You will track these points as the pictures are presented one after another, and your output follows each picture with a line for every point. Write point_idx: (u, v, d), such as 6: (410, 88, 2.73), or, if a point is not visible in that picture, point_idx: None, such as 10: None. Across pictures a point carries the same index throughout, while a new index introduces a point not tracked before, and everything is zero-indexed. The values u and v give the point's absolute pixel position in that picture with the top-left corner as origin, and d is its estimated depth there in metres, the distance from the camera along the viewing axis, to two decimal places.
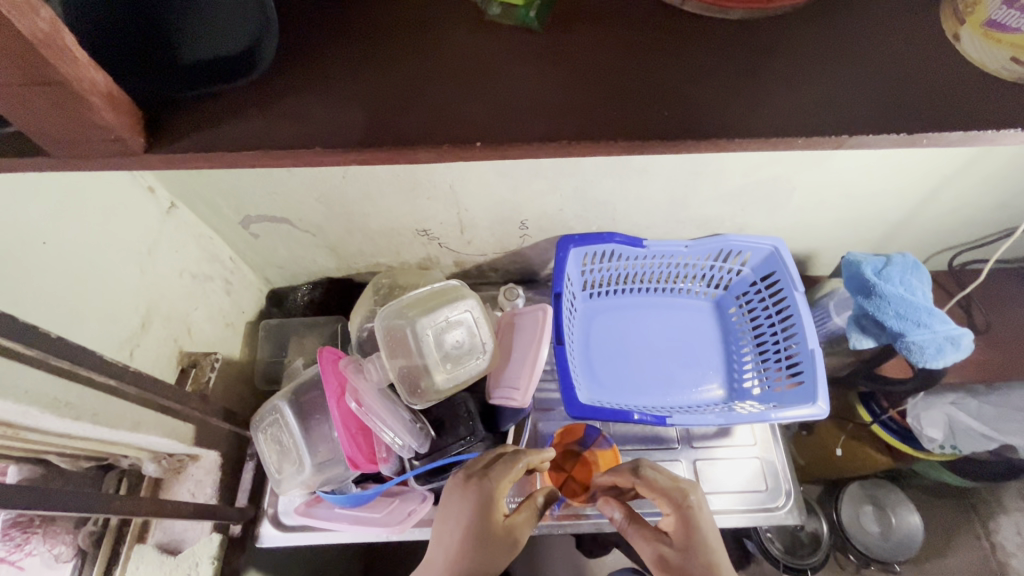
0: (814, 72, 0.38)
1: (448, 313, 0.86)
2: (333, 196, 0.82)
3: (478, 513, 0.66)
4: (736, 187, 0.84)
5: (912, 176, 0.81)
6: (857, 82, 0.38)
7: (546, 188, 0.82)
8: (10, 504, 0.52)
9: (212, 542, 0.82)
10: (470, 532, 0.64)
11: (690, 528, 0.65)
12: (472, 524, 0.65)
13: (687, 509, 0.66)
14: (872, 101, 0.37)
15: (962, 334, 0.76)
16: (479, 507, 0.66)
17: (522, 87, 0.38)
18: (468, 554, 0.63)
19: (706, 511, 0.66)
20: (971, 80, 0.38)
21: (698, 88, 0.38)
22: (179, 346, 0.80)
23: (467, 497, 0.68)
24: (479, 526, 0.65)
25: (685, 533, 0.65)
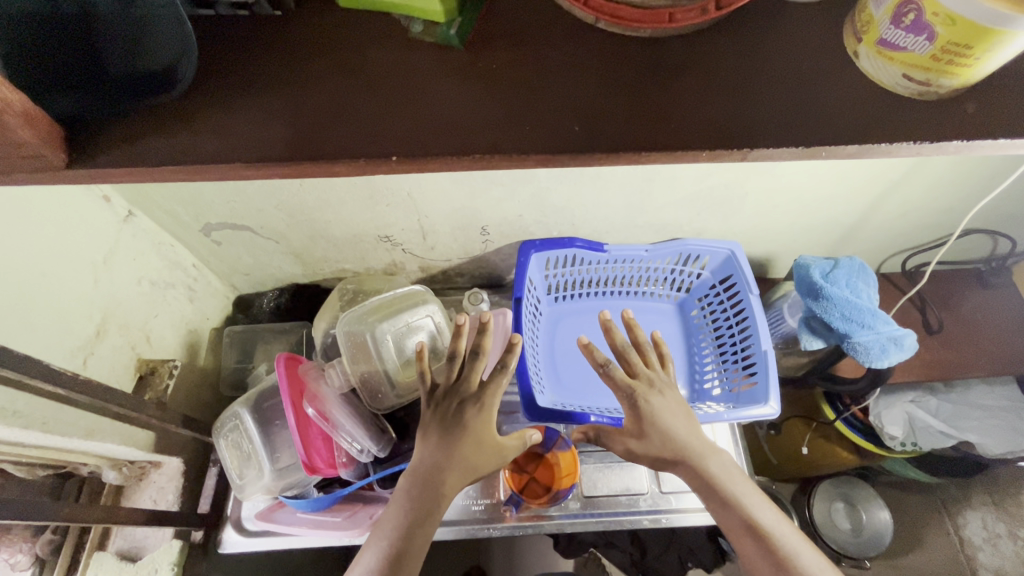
0: (721, 88, 0.40)
1: (410, 317, 0.88)
2: (292, 203, 0.83)
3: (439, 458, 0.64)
4: (691, 193, 0.86)
5: (859, 181, 0.83)
6: (761, 95, 0.40)
7: (503, 194, 0.84)
8: None
9: (172, 548, 0.83)
10: (429, 481, 0.63)
11: (647, 420, 0.66)
12: (432, 471, 0.63)
13: (643, 406, 0.66)
14: (775, 113, 0.39)
15: (904, 334, 0.79)
16: (441, 452, 0.64)
17: (440, 102, 0.39)
18: (427, 505, 0.62)
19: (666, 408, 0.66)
20: (867, 95, 0.40)
21: (605, 103, 0.39)
22: (137, 354, 0.81)
23: (430, 439, 0.65)
24: (439, 475, 0.63)
25: (640, 425, 0.67)
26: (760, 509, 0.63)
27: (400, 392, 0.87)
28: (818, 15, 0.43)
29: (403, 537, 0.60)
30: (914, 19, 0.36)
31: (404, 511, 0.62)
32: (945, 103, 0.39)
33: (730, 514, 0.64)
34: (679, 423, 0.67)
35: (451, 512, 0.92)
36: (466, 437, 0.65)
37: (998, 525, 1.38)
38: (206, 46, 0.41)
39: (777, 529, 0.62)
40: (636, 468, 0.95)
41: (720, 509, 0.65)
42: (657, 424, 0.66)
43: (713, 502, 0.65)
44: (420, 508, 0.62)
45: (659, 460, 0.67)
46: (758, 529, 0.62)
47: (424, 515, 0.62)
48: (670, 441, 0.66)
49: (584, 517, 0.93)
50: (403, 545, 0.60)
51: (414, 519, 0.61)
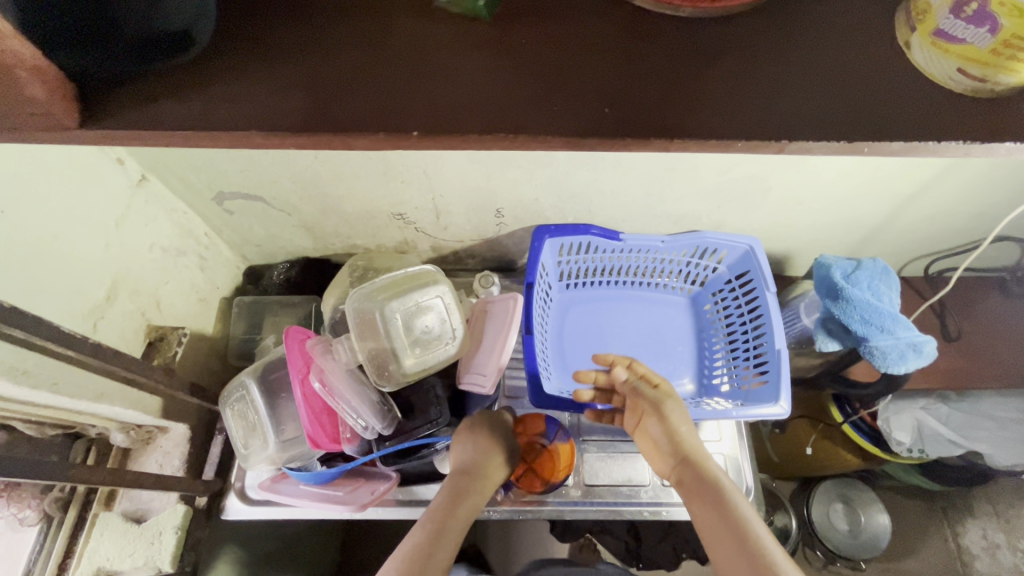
0: (759, 76, 0.38)
1: (419, 297, 0.87)
2: (305, 175, 0.81)
3: (472, 479, 0.81)
4: (713, 184, 0.84)
5: (889, 178, 0.81)
6: (802, 82, 0.37)
7: (520, 177, 0.82)
8: None
9: (177, 511, 0.83)
10: (455, 502, 0.78)
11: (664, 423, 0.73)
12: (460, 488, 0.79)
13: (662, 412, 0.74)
14: (815, 102, 0.37)
15: (926, 341, 0.77)
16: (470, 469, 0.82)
17: (464, 75, 0.37)
18: (451, 516, 0.76)
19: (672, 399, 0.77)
20: (916, 89, 0.38)
21: (635, 90, 0.37)
22: (148, 320, 0.80)
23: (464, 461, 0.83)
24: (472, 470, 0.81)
25: (659, 428, 0.74)
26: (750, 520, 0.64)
27: (409, 372, 0.84)
28: (869, 3, 0.40)
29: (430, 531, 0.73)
30: (977, 9, 0.33)
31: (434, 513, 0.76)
32: (999, 104, 0.37)
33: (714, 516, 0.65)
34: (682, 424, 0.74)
35: None
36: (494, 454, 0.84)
37: (997, 535, 1.37)
38: (226, 5, 0.39)
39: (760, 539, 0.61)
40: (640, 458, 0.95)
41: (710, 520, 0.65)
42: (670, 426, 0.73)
43: (697, 499, 0.68)
44: (448, 515, 0.75)
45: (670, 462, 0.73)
46: (748, 538, 0.61)
47: (449, 520, 0.75)
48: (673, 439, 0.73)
49: (585, 504, 0.93)
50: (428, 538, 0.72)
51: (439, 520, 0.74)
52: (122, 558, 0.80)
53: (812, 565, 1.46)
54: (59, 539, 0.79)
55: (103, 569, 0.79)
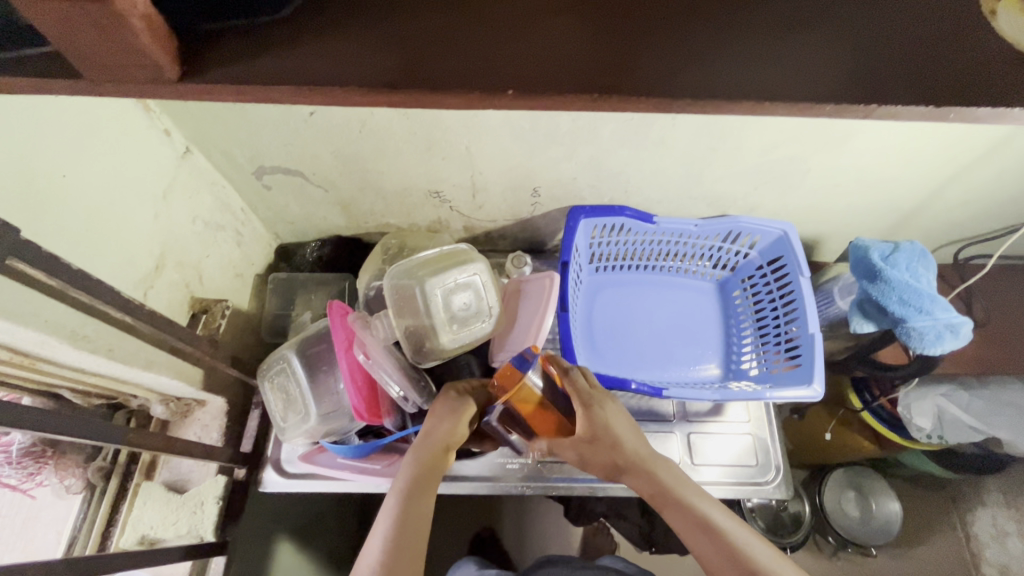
0: (848, 42, 0.38)
1: (457, 275, 0.88)
2: (347, 150, 0.81)
3: (440, 453, 0.71)
4: (752, 164, 0.84)
5: (929, 161, 0.81)
6: (889, 46, 0.38)
7: (561, 155, 0.82)
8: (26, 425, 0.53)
9: (218, 482, 0.84)
10: (426, 482, 0.69)
11: (602, 427, 0.71)
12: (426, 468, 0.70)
13: (599, 414, 0.72)
14: (901, 66, 0.37)
15: (963, 322, 0.77)
16: (438, 441, 0.72)
17: (558, 36, 0.38)
18: (423, 501, 0.67)
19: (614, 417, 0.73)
20: (1002, 55, 0.38)
21: (723, 53, 0.38)
22: (191, 292, 0.80)
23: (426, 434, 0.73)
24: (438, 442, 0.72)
25: (593, 430, 0.72)
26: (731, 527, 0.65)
27: (445, 348, 0.85)
28: None
29: (404, 523, 0.64)
30: None
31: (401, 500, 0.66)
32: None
33: (690, 526, 0.65)
34: (622, 428, 0.72)
35: (486, 468, 0.94)
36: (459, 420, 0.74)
37: (1008, 523, 1.36)
38: None
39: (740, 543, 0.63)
40: (669, 437, 0.98)
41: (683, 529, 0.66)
42: (608, 429, 0.71)
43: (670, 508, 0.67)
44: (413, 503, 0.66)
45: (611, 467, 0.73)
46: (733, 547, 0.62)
47: (418, 502, 0.66)
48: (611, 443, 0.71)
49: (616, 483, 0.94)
50: (403, 533, 0.63)
51: (410, 508, 0.65)
52: (165, 527, 0.81)
53: (822, 553, 1.47)
54: (102, 508, 0.80)
55: (147, 537, 0.80)
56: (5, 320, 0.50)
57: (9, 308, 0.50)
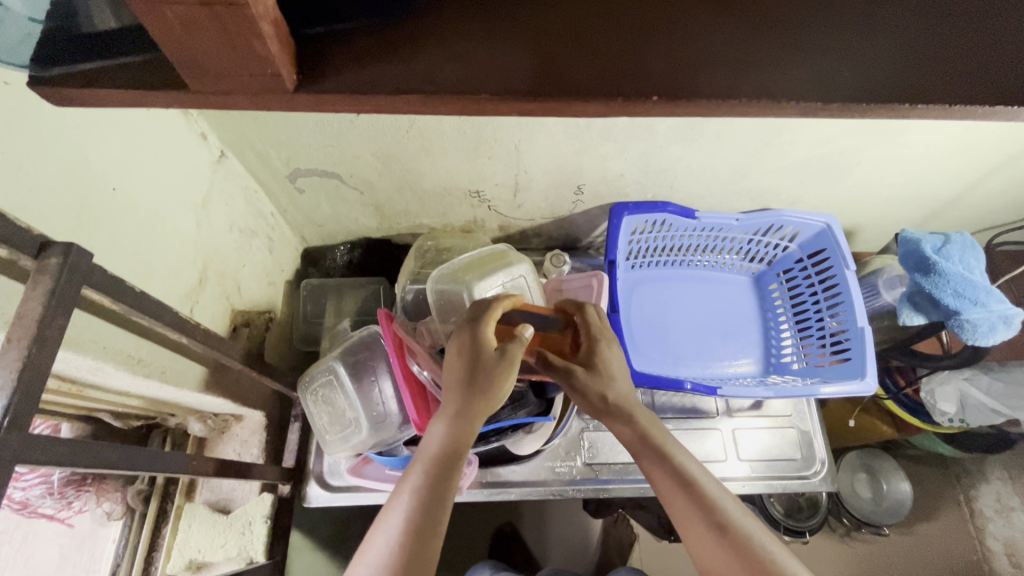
0: (990, 31, 0.36)
1: (502, 278, 0.84)
2: (391, 150, 0.78)
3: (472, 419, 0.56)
4: (803, 158, 0.83)
5: (977, 152, 0.81)
6: None
7: (612, 152, 0.80)
8: (121, 466, 0.47)
9: (264, 500, 0.81)
10: (454, 458, 0.54)
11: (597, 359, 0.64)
12: (452, 441, 0.55)
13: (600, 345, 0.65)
14: None
15: (1016, 313, 0.78)
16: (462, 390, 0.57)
17: (696, 32, 0.35)
18: (449, 484, 0.53)
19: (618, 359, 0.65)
20: None
21: (869, 47, 0.36)
22: (232, 305, 0.76)
23: (453, 397, 0.56)
24: (471, 410, 0.56)
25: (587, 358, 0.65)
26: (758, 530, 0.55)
27: None
28: None
29: (424, 508, 0.51)
30: None
31: (423, 479, 0.52)
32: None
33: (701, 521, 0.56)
34: (615, 375, 0.64)
35: (533, 473, 0.92)
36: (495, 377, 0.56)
37: (1012, 499, 1.41)
38: None
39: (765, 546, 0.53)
40: (713, 434, 0.97)
41: (689, 523, 0.56)
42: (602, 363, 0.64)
43: (647, 459, 0.61)
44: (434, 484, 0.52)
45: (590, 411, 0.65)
46: (727, 524, 0.55)
47: (444, 479, 0.53)
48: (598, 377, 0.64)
49: None
50: (420, 526, 0.50)
51: (430, 494, 0.52)
52: (213, 550, 0.77)
53: (836, 533, 1.51)
54: (144, 532, 0.76)
55: (195, 560, 0.77)
56: (70, 350, 0.46)
57: (74, 337, 0.47)
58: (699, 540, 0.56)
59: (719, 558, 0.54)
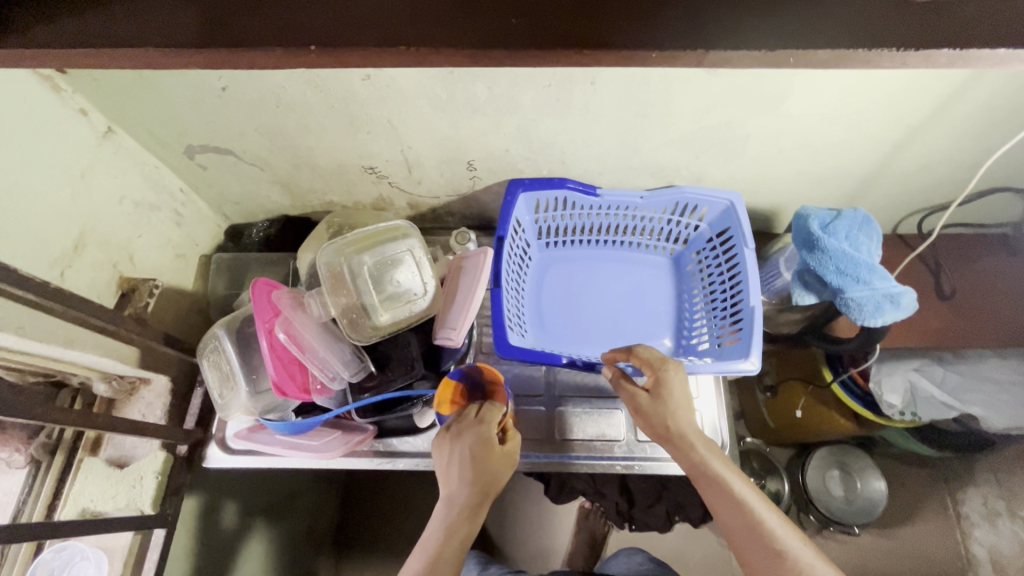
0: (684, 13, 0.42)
1: (390, 251, 0.87)
2: (270, 125, 0.81)
3: (484, 499, 0.75)
4: (687, 131, 0.81)
5: (874, 123, 0.77)
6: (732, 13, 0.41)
7: (488, 126, 0.80)
8: None
9: (157, 458, 0.86)
10: (479, 502, 0.75)
11: (660, 390, 0.76)
12: (468, 505, 0.74)
13: (661, 374, 0.76)
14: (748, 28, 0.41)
15: (903, 292, 0.73)
16: (475, 478, 0.75)
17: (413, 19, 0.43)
18: (474, 517, 0.74)
19: (678, 381, 0.76)
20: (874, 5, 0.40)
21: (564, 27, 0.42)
22: (119, 272, 0.81)
23: (465, 459, 0.76)
24: (489, 473, 0.76)
25: (654, 384, 0.77)
26: (782, 531, 0.64)
27: (379, 324, 0.84)
28: None
29: (452, 534, 0.72)
30: None
31: (452, 511, 0.73)
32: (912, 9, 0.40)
33: (733, 520, 0.67)
34: (677, 403, 0.75)
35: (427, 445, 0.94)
36: (497, 467, 0.77)
37: None
38: None
39: (784, 540, 0.64)
40: (614, 414, 0.96)
41: (724, 516, 0.68)
42: (665, 394, 0.76)
43: (701, 482, 0.70)
44: (454, 535, 0.72)
45: (654, 434, 0.77)
46: (764, 530, 0.64)
47: (464, 518, 0.73)
48: (667, 408, 0.75)
49: (558, 458, 0.94)
50: (453, 538, 0.71)
51: (462, 518, 0.73)
52: (105, 500, 0.84)
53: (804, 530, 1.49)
54: (47, 482, 0.81)
55: (88, 510, 0.82)
56: None
57: None
58: (734, 537, 0.67)
59: (756, 558, 0.64)
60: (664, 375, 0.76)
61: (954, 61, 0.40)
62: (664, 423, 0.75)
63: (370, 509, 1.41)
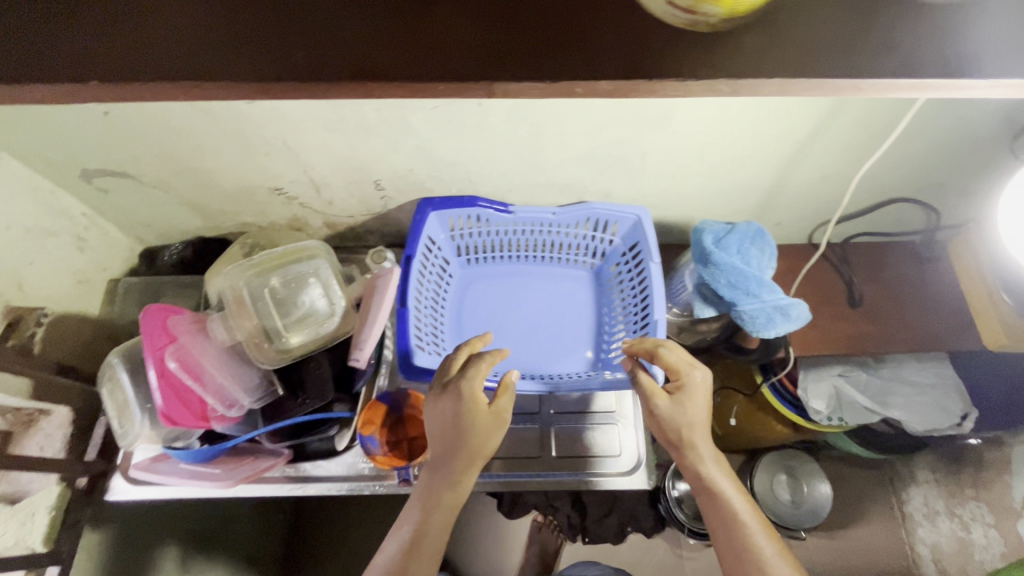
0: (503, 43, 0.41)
1: (298, 272, 0.87)
2: (163, 148, 0.79)
3: (465, 468, 0.72)
4: (586, 149, 0.82)
5: (762, 141, 0.79)
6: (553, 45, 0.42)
7: (386, 146, 0.80)
8: None
9: (53, 492, 0.83)
10: (461, 480, 0.72)
11: (682, 398, 0.76)
12: (455, 488, 0.72)
13: (687, 382, 0.76)
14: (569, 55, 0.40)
15: (794, 304, 0.75)
16: (459, 444, 0.72)
17: (253, 45, 0.44)
18: (451, 497, 0.72)
19: (701, 392, 0.76)
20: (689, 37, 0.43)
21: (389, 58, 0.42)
22: (6, 301, 0.79)
23: (449, 425, 0.73)
24: (471, 447, 0.72)
25: (678, 389, 0.76)
26: (771, 554, 0.69)
27: (291, 347, 0.84)
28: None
29: (434, 521, 0.71)
30: None
31: (433, 495, 0.72)
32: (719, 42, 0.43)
33: (728, 537, 0.71)
34: (696, 412, 0.75)
35: (342, 468, 0.92)
36: (485, 431, 0.72)
37: (937, 502, 1.37)
38: None
39: (768, 560, 0.68)
40: (529, 429, 0.97)
41: (720, 530, 0.72)
42: (688, 403, 0.75)
43: (706, 498, 0.73)
44: (438, 516, 0.72)
45: (665, 438, 0.77)
46: (756, 552, 0.69)
47: (445, 504, 0.72)
48: (688, 418, 0.75)
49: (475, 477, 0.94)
50: (436, 527, 0.72)
51: (442, 499, 0.72)
52: None
53: None
54: None
55: None
56: None
57: None
58: (726, 551, 0.71)
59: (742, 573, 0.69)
60: (685, 376, 0.76)
61: (756, 91, 0.43)
62: (676, 429, 0.75)
63: (312, 530, 1.39)
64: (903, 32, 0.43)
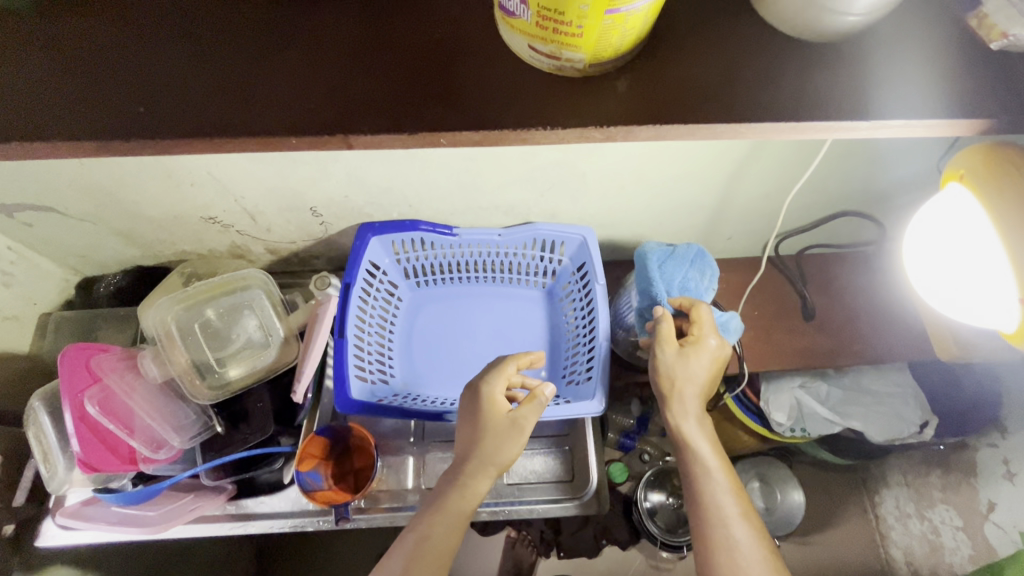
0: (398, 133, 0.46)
1: (234, 304, 0.87)
2: (83, 182, 0.77)
3: (477, 468, 0.70)
4: (523, 172, 0.80)
5: (698, 161, 0.78)
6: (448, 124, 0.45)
7: (315, 174, 0.78)
8: None
9: None
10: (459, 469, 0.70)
11: (683, 355, 0.71)
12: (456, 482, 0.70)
13: (688, 344, 0.71)
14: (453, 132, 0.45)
15: (729, 319, 0.79)
16: (473, 438, 0.71)
17: (167, 107, 0.46)
18: (451, 495, 0.69)
19: (702, 357, 0.71)
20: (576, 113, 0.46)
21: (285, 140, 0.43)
22: None
23: (470, 422, 0.72)
24: (478, 436, 0.71)
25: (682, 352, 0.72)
26: (737, 529, 0.63)
27: (233, 381, 0.84)
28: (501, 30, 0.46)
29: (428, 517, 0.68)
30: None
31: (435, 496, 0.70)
32: (599, 91, 0.47)
33: (699, 504, 0.66)
34: (692, 373, 0.70)
35: (288, 504, 0.88)
36: (500, 436, 0.70)
37: (908, 505, 1.36)
38: None
39: (732, 530, 0.63)
40: None
41: (695, 495, 0.66)
42: (687, 362, 0.70)
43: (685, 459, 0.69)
44: (439, 520, 0.68)
45: (661, 395, 0.72)
46: (726, 523, 0.63)
47: (445, 502, 0.69)
48: (685, 378, 0.70)
49: None
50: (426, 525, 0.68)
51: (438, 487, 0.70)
52: None
53: None
54: None
55: None
56: None
57: None
58: (697, 519, 0.65)
59: (708, 543, 0.63)
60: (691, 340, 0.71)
61: (641, 136, 0.46)
62: (670, 388, 0.71)
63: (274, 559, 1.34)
64: (770, 78, 0.47)
